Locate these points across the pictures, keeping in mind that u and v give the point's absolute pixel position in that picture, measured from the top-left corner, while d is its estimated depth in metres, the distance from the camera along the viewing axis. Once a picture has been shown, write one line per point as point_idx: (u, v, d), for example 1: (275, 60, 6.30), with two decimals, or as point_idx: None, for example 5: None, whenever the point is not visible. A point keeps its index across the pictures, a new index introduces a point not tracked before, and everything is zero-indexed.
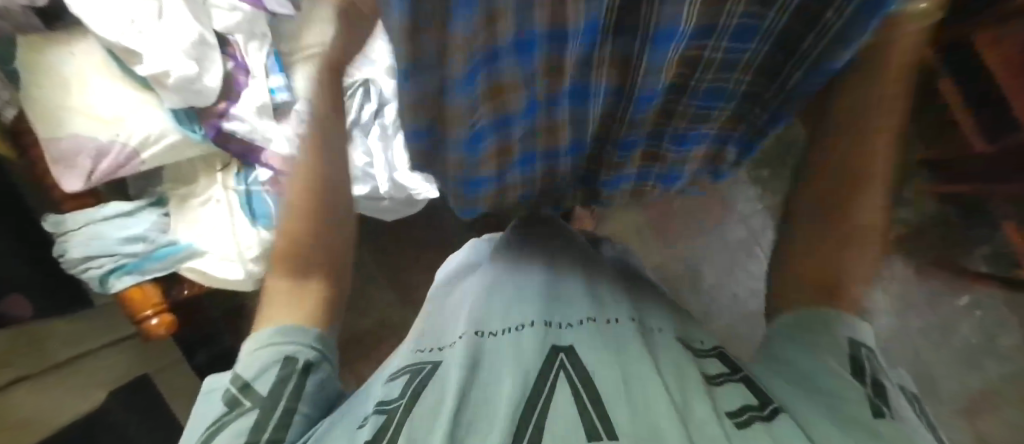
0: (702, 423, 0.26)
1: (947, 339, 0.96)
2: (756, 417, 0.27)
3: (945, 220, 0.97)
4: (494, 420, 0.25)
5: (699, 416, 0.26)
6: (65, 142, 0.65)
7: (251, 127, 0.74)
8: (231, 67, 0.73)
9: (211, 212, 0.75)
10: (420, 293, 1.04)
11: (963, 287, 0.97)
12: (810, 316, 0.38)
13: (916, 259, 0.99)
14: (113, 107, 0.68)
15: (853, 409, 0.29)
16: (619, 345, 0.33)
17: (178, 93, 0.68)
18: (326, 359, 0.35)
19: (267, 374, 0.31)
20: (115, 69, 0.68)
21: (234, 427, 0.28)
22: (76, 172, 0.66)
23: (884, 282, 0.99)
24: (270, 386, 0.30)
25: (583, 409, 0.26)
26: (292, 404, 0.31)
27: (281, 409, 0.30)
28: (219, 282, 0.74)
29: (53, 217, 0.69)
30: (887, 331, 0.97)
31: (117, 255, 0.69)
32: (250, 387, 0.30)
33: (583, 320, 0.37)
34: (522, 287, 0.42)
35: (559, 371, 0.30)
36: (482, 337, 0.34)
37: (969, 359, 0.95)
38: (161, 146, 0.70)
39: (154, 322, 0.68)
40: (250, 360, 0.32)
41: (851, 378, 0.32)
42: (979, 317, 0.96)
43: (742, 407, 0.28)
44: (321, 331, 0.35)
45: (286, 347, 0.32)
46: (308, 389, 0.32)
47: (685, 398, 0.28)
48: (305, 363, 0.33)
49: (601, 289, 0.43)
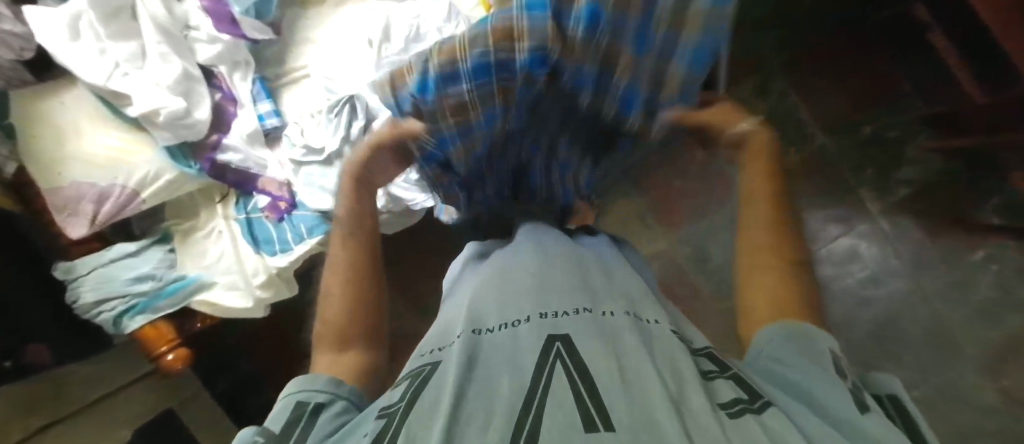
0: (697, 414, 0.23)
1: (966, 295, 0.94)
2: (748, 411, 0.24)
3: (954, 174, 0.96)
4: (489, 430, 0.24)
5: (695, 412, 0.24)
6: (68, 190, 0.66)
7: (245, 156, 0.74)
8: (218, 98, 0.75)
9: (214, 243, 0.76)
10: (430, 301, 1.04)
11: (977, 242, 0.94)
12: (793, 345, 0.31)
13: (926, 218, 0.97)
14: (109, 150, 0.68)
15: (838, 413, 0.26)
16: (615, 337, 0.31)
17: (168, 129, 0.68)
18: (344, 398, 0.34)
19: (280, 415, 0.32)
20: (107, 114, 0.70)
21: None
22: (79, 219, 0.67)
23: (893, 244, 0.98)
24: (282, 426, 0.31)
25: (580, 402, 0.24)
26: (300, 437, 0.29)
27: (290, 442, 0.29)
28: (228, 312, 0.76)
29: (63, 264, 0.70)
30: (900, 295, 0.96)
31: (128, 296, 0.70)
32: (265, 429, 0.30)
33: (578, 309, 0.34)
34: (513, 278, 0.40)
35: (554, 366, 0.28)
36: (479, 335, 0.33)
37: (990, 314, 0.93)
38: (159, 184, 0.70)
39: (170, 357, 0.69)
40: (278, 418, 0.32)
41: (842, 383, 0.28)
42: (996, 271, 0.93)
43: (735, 400, 0.25)
44: (331, 377, 0.35)
45: (295, 395, 0.33)
46: (323, 421, 0.31)
47: (681, 392, 0.25)
48: (316, 404, 0.32)
49: (593, 271, 0.41)
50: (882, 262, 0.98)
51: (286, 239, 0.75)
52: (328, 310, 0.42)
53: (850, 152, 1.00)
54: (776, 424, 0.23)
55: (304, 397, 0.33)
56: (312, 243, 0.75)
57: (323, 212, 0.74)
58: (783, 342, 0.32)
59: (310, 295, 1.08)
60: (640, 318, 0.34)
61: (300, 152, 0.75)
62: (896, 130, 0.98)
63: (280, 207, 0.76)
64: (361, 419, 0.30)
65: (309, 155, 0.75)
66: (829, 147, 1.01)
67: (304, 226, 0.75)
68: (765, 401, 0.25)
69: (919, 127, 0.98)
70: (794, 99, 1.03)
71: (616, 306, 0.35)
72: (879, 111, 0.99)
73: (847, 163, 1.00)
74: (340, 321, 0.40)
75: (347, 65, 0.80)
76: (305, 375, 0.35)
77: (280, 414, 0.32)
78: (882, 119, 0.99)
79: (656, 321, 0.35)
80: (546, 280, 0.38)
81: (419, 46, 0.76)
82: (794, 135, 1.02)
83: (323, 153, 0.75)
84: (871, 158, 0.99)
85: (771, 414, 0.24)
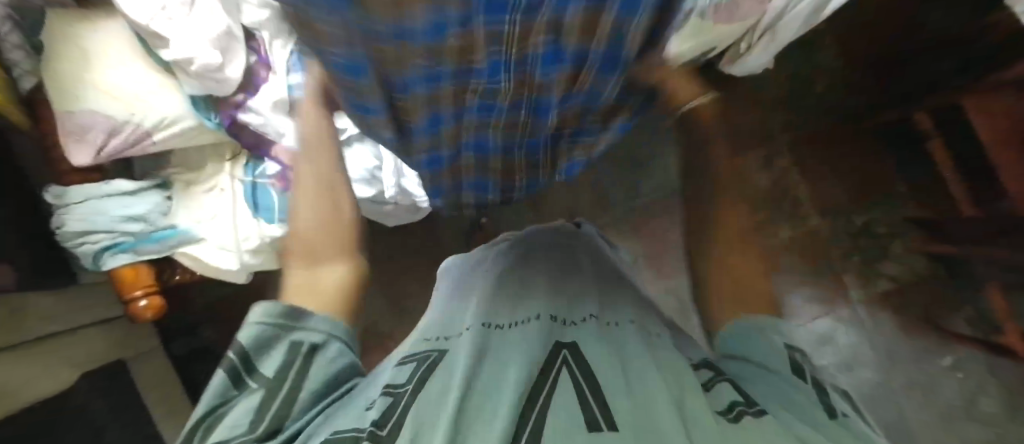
0: (697, 419, 0.26)
1: (928, 397, 0.97)
2: (744, 413, 0.27)
3: (934, 278, 1.00)
4: (498, 414, 0.25)
5: (693, 413, 0.27)
6: (79, 117, 0.66)
7: (265, 121, 0.75)
8: (253, 62, 0.75)
9: (213, 199, 0.76)
10: (412, 301, 1.07)
11: (944, 347, 0.98)
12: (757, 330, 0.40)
13: (903, 316, 1.00)
14: (132, 86, 0.68)
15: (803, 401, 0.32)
16: (621, 345, 0.34)
17: (198, 79, 0.69)
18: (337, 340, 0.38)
19: (274, 360, 0.34)
20: (137, 49, 0.69)
21: (246, 400, 0.32)
22: (84, 146, 0.67)
23: (868, 334, 1.01)
24: (275, 369, 0.34)
25: (585, 402, 0.26)
26: (294, 385, 0.33)
27: (284, 390, 0.33)
28: (212, 270, 0.76)
29: (57, 188, 0.69)
30: (868, 385, 0.99)
31: (116, 233, 0.70)
32: (258, 372, 0.33)
33: (586, 321, 0.38)
34: (525, 284, 0.43)
35: (561, 368, 0.30)
36: (490, 330, 0.35)
37: (949, 420, 0.96)
38: (173, 130, 0.70)
39: (141, 305, 0.69)
40: (273, 361, 0.34)
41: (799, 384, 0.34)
42: (960, 379, 0.97)
43: (730, 405, 0.29)
44: (291, 306, 0.37)
45: (293, 336, 0.35)
46: (320, 365, 0.36)
47: (683, 394, 0.28)
48: (311, 346, 0.36)
49: (601, 286, 0.45)
50: (856, 351, 1.01)
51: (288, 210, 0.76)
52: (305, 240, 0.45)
53: (842, 239, 1.04)
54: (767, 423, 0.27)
55: (297, 339, 0.35)
56: None
57: None
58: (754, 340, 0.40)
59: None
60: (645, 330, 0.38)
61: None
62: (886, 226, 1.03)
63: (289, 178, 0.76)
64: (380, 395, 0.30)
65: None
66: (822, 231, 1.05)
67: None
68: (760, 407, 0.29)
69: (907, 225, 1.02)
70: (795, 178, 1.07)
71: (619, 318, 0.39)
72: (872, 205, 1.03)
73: (836, 248, 1.04)
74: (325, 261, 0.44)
75: None
76: (273, 302, 0.36)
77: (273, 359, 0.34)
78: (875, 213, 1.03)
79: (660, 334, 0.39)
80: (562, 287, 0.43)
81: None
82: (790, 211, 1.06)
83: (344, 134, 0.73)
84: (857, 247, 1.03)
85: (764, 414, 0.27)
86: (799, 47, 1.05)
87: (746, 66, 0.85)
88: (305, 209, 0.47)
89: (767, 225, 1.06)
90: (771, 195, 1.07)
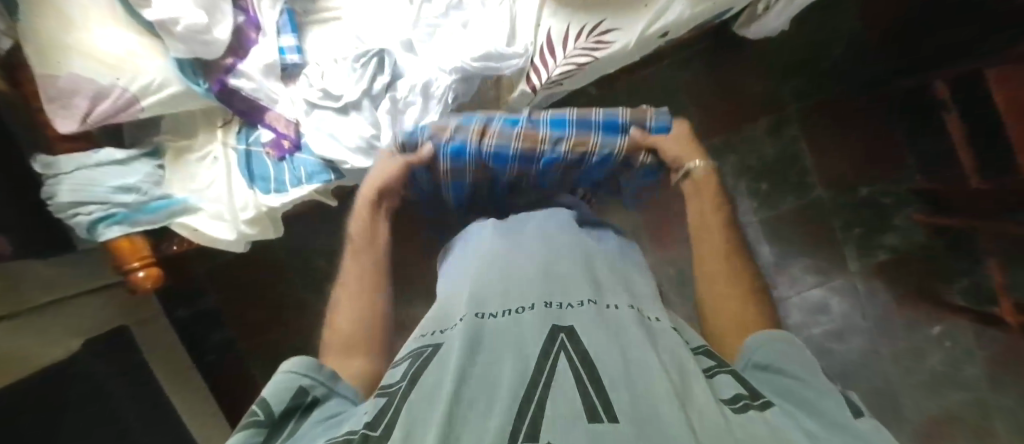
0: (702, 407, 0.25)
1: (915, 365, 0.99)
2: (750, 407, 0.26)
3: (932, 250, 1.00)
4: (491, 414, 0.24)
5: (698, 402, 0.25)
6: (62, 81, 0.62)
7: (257, 86, 0.73)
8: (241, 21, 0.72)
9: (208, 168, 0.74)
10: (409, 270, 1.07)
11: (936, 317, 0.98)
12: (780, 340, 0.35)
13: (898, 288, 1.01)
14: (116, 49, 0.65)
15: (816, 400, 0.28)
16: (620, 330, 0.32)
17: (184, 42, 0.65)
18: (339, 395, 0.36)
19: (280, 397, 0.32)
20: (117, 8, 0.66)
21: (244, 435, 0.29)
22: (70, 114, 0.63)
23: (862, 304, 1.02)
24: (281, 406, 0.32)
25: (585, 392, 0.25)
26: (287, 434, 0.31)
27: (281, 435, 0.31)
28: (211, 241, 0.75)
29: (44, 157, 0.66)
30: (857, 353, 1.01)
31: (108, 204, 0.67)
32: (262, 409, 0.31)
33: (584, 303, 0.35)
34: (517, 267, 0.40)
35: (559, 354, 0.29)
36: (483, 320, 0.34)
37: (934, 387, 0.97)
38: (161, 96, 0.67)
39: (140, 275, 0.69)
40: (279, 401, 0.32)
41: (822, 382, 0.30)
42: (948, 347, 0.97)
43: (734, 396, 0.27)
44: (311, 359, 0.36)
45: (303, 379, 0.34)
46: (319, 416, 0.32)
47: (685, 384, 0.27)
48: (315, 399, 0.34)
49: (598, 261, 0.42)
50: (848, 319, 1.02)
51: (283, 181, 0.74)
52: (340, 317, 0.47)
53: (844, 209, 1.04)
54: (773, 417, 0.25)
55: (307, 386, 0.34)
56: (308, 189, 0.74)
57: (329, 161, 0.74)
58: (770, 347, 0.34)
59: (291, 242, 1.06)
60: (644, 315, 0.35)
61: (316, 94, 0.75)
62: (890, 197, 1.01)
63: (283, 146, 0.74)
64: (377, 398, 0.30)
65: (324, 99, 0.75)
66: (824, 201, 1.05)
67: (304, 170, 0.74)
68: (766, 400, 0.27)
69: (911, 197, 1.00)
70: (802, 147, 1.05)
71: (620, 300, 0.36)
72: (876, 175, 1.02)
73: (836, 220, 1.04)
74: (353, 329, 0.45)
75: (380, 18, 0.78)
76: (311, 357, 0.36)
77: (280, 395, 0.32)
78: (881, 184, 1.02)
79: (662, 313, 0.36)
80: (551, 270, 0.39)
81: (459, 15, 0.76)
82: (795, 181, 1.05)
83: (339, 101, 0.74)
84: (858, 219, 1.03)
85: (770, 409, 0.26)
86: (817, 8, 1.00)
87: (764, 28, 0.81)
88: (347, 294, 0.48)
89: (769, 196, 1.05)
90: (774, 165, 1.05)
